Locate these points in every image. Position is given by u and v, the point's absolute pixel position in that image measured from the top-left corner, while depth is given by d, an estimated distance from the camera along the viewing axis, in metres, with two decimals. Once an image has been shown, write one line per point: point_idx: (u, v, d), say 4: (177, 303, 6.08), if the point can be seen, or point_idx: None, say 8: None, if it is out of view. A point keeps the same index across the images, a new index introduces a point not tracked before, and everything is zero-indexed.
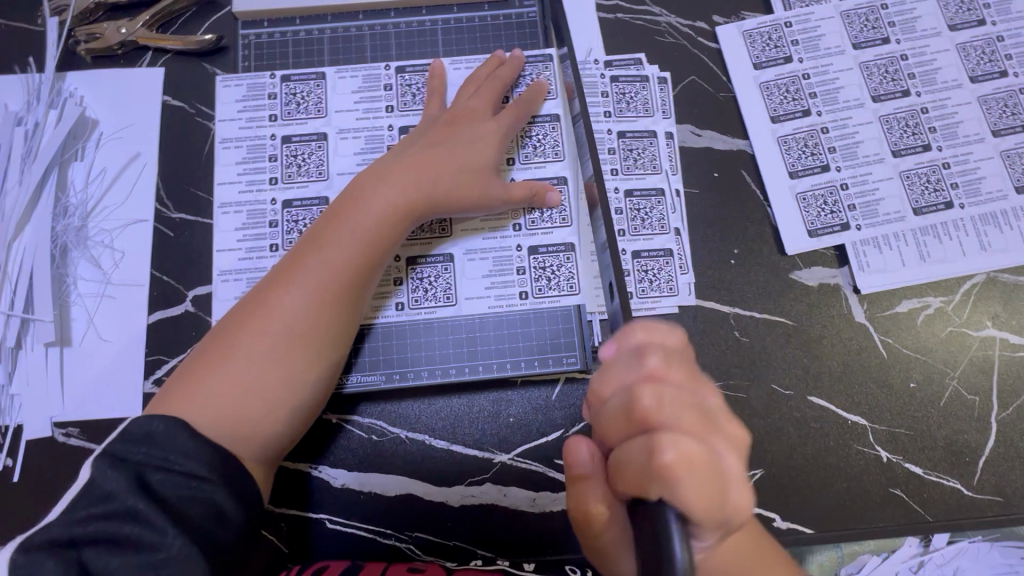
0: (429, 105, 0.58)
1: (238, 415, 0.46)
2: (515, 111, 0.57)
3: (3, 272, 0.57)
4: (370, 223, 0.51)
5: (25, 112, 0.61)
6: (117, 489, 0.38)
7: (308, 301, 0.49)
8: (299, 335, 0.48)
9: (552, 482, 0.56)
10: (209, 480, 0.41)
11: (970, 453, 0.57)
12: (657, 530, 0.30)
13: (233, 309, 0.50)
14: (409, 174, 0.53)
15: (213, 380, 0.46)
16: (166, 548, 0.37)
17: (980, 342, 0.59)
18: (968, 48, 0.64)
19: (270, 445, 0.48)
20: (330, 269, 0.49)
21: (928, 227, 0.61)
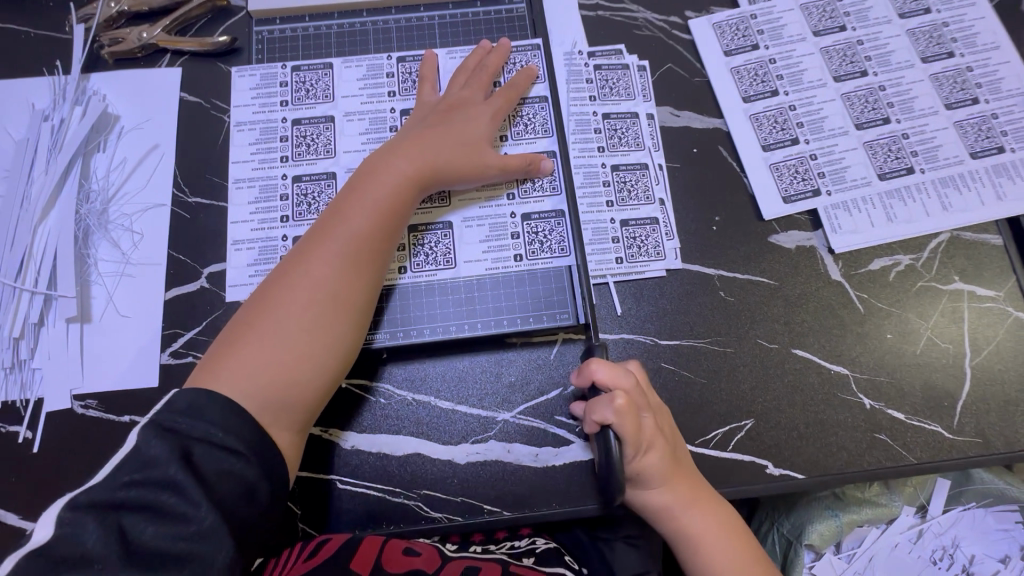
0: (423, 86, 0.63)
1: (270, 381, 0.48)
2: (506, 93, 0.63)
3: (28, 252, 0.61)
4: (385, 194, 0.55)
5: (51, 110, 0.66)
6: (158, 457, 0.42)
7: (331, 270, 0.52)
8: (323, 301, 0.51)
9: (554, 438, 0.59)
10: (243, 456, 0.44)
11: (948, 397, 0.61)
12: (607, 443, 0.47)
13: (261, 287, 0.53)
14: (414, 151, 0.57)
15: (249, 350, 0.49)
16: (198, 521, 0.41)
17: (950, 295, 0.64)
18: (918, 33, 0.71)
19: (295, 413, 0.50)
20: (348, 239, 0.53)
21: (893, 191, 0.66)
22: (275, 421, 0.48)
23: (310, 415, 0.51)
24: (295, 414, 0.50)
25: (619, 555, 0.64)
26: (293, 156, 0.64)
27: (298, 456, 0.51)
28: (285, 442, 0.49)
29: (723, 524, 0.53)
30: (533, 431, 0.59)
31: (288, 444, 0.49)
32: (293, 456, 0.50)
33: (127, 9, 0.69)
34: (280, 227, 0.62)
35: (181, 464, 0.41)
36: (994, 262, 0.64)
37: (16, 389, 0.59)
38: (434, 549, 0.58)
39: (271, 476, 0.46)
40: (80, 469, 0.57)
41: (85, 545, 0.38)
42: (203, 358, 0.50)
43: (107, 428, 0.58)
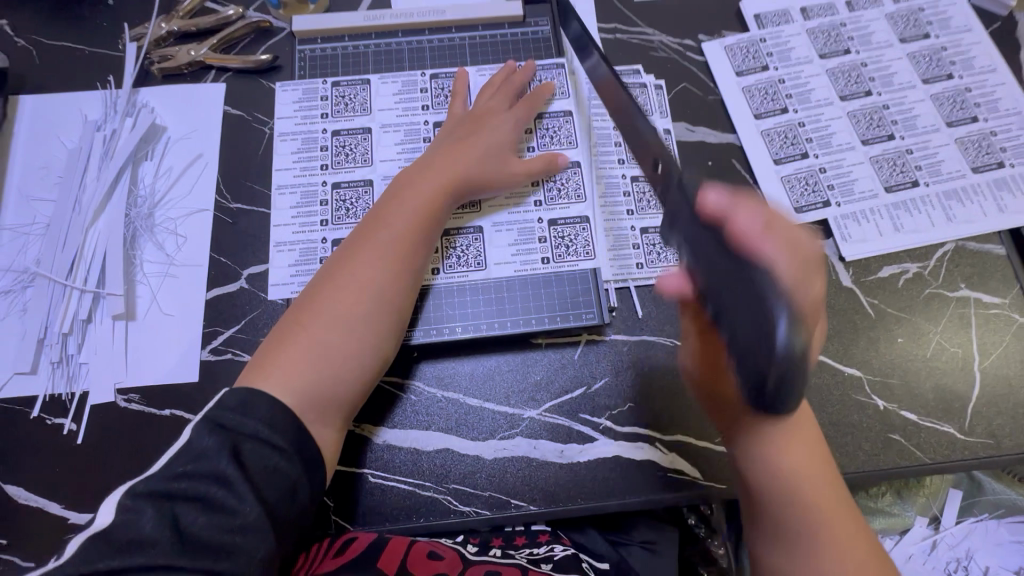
0: (455, 101, 0.68)
1: (317, 378, 0.51)
2: (528, 105, 0.68)
3: (80, 253, 0.64)
4: (424, 200, 0.59)
5: (104, 121, 0.70)
6: (210, 449, 0.43)
7: (375, 269, 0.55)
8: (367, 300, 0.54)
9: (580, 435, 0.61)
10: (286, 454, 0.45)
11: (959, 400, 0.63)
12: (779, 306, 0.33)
13: (305, 291, 0.56)
14: (448, 162, 0.62)
15: (298, 349, 0.51)
16: (243, 514, 0.42)
17: (957, 301, 0.66)
18: (918, 56, 0.75)
19: (336, 405, 0.52)
20: (390, 241, 0.57)
21: (899, 203, 0.69)
22: (317, 415, 0.50)
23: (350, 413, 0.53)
24: (338, 411, 0.52)
25: (640, 560, 0.67)
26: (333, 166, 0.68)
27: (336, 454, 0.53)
28: (325, 436, 0.51)
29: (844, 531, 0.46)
30: (560, 428, 0.61)
31: (331, 441, 0.51)
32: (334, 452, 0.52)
33: (176, 29, 0.74)
34: (319, 231, 0.66)
35: (229, 458, 0.43)
36: (999, 271, 0.67)
37: (63, 382, 0.61)
38: (457, 554, 0.58)
39: (311, 474, 0.47)
40: (121, 461, 0.59)
41: (142, 530, 0.40)
42: (250, 361, 0.52)
43: (149, 421, 0.60)
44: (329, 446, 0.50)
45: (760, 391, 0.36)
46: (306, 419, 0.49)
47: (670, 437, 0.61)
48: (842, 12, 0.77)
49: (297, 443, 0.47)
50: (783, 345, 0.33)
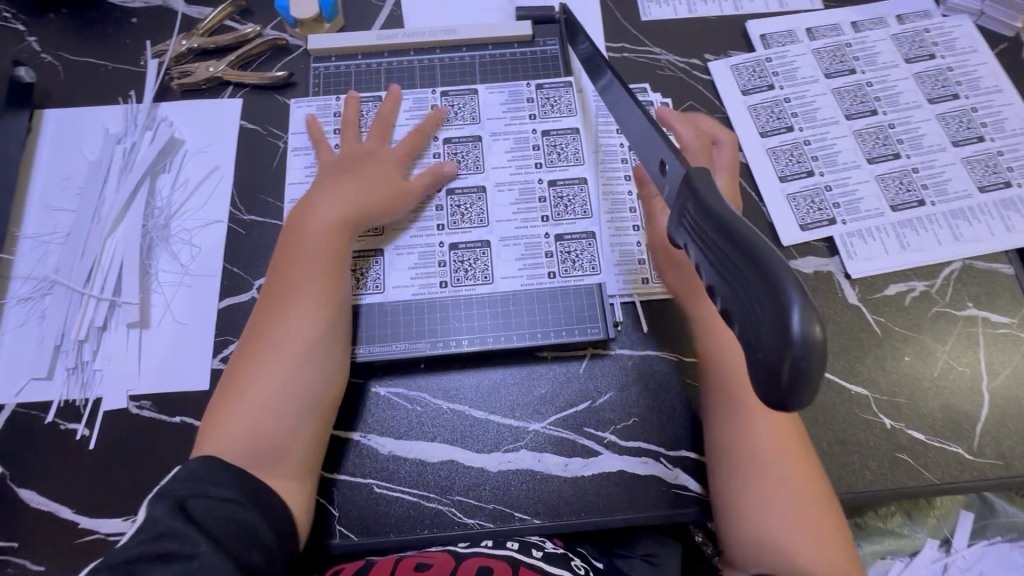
0: (346, 133, 0.69)
1: (244, 440, 0.52)
2: (411, 137, 0.69)
3: (98, 262, 0.66)
4: (319, 242, 0.60)
5: (124, 134, 0.72)
6: (158, 514, 0.45)
7: (285, 320, 0.57)
8: (279, 354, 0.55)
9: (584, 449, 0.61)
10: (238, 502, 0.47)
11: (968, 420, 0.62)
12: (785, 299, 0.25)
13: (231, 365, 0.57)
14: (340, 202, 0.62)
15: (221, 420, 0.53)
16: (199, 558, 0.42)
17: (965, 320, 0.66)
18: (924, 76, 0.76)
19: (284, 453, 0.53)
20: (295, 289, 0.58)
21: (905, 221, 0.69)
22: (264, 466, 0.51)
23: (301, 463, 0.54)
24: (281, 464, 0.52)
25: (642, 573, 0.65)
26: None
27: (310, 500, 0.54)
28: (283, 482, 0.52)
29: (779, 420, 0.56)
30: (564, 442, 0.61)
31: (286, 489, 0.52)
32: (297, 499, 0.52)
33: (196, 46, 0.76)
34: None
35: (177, 514, 0.44)
36: (1007, 291, 0.67)
37: (77, 388, 0.62)
38: (447, 555, 0.56)
39: (271, 519, 0.49)
40: (132, 466, 0.60)
41: None
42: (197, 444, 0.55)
43: (160, 429, 0.61)
44: (285, 495, 0.51)
45: (773, 392, 0.25)
46: (257, 473, 0.51)
47: (675, 452, 0.61)
48: (847, 33, 0.78)
49: (253, 494, 0.49)
50: (799, 336, 0.24)
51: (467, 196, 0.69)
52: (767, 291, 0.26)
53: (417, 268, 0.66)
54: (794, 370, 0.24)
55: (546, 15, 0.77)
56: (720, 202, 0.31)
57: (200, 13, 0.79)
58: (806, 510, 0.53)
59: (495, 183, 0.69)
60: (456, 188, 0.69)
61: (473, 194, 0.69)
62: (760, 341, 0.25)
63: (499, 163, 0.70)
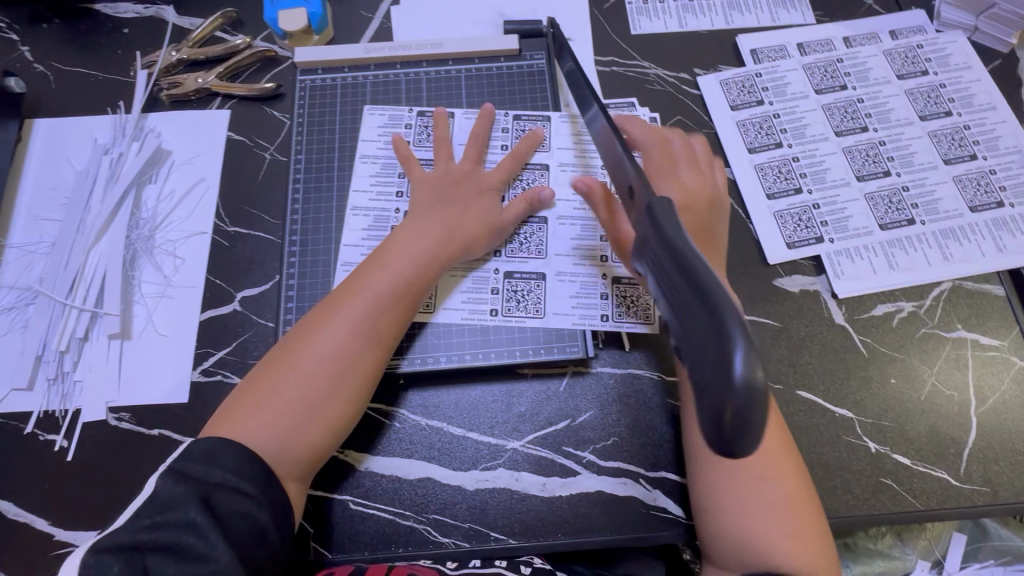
0: (439, 150, 0.68)
1: (288, 438, 0.51)
2: (513, 160, 0.68)
3: (81, 273, 0.66)
4: (415, 259, 0.59)
5: (112, 144, 0.73)
6: (177, 500, 0.44)
7: (359, 333, 0.55)
8: (350, 365, 0.54)
9: (561, 468, 0.60)
10: (255, 499, 0.47)
11: (955, 445, 0.61)
12: (728, 343, 0.26)
13: (282, 343, 0.55)
14: (440, 226, 0.61)
15: (267, 407, 0.51)
16: (215, 560, 0.43)
17: (953, 342, 0.65)
18: (916, 93, 0.75)
19: (309, 462, 0.52)
20: (378, 306, 0.56)
21: (895, 240, 0.68)
22: (288, 470, 0.51)
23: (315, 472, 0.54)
24: (306, 471, 0.52)
25: None
26: (324, 195, 0.70)
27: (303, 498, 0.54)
28: (296, 490, 0.52)
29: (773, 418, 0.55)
30: (542, 462, 0.61)
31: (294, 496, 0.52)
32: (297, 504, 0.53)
33: (186, 57, 0.77)
34: (311, 258, 0.67)
35: (199, 506, 0.44)
36: (998, 312, 0.66)
37: (57, 399, 0.63)
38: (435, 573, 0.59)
39: (280, 521, 0.48)
40: (109, 477, 0.60)
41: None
42: (219, 411, 0.52)
43: (137, 441, 0.61)
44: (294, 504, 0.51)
45: (714, 433, 0.27)
46: (280, 475, 0.50)
47: (654, 473, 0.60)
48: (838, 48, 0.78)
49: (268, 492, 0.48)
50: (740, 382, 0.25)
51: (530, 225, 0.68)
52: (715, 335, 0.27)
53: (469, 293, 0.65)
54: (736, 414, 0.25)
55: (534, 29, 0.77)
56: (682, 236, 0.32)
57: (191, 24, 0.80)
58: (792, 508, 0.52)
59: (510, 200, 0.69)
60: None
61: (535, 224, 0.68)
62: (705, 379, 0.27)
63: (565, 195, 0.69)
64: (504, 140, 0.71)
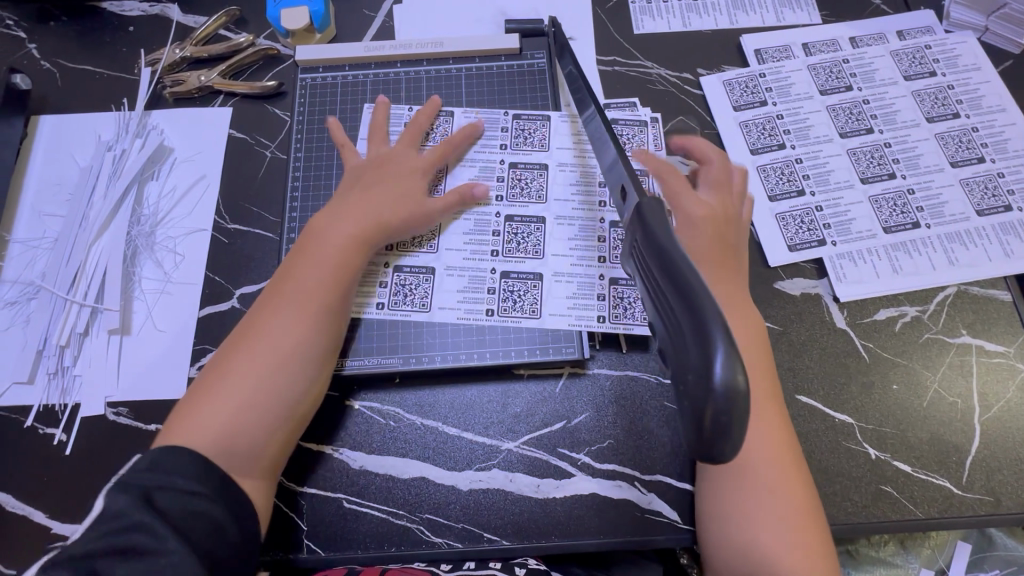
0: (375, 135, 0.68)
1: (224, 433, 0.50)
2: (442, 149, 0.67)
3: (81, 268, 0.67)
4: (335, 246, 0.59)
5: (115, 141, 0.73)
6: (121, 506, 0.45)
7: (285, 322, 0.55)
8: (277, 354, 0.54)
9: (555, 470, 0.60)
10: (203, 495, 0.47)
11: (957, 452, 0.60)
12: (708, 348, 0.29)
13: (218, 350, 0.56)
14: (361, 212, 0.61)
15: (200, 409, 0.51)
16: (169, 553, 0.43)
17: (957, 348, 0.64)
18: (923, 94, 0.74)
19: (261, 455, 0.52)
20: (300, 292, 0.56)
21: (899, 244, 0.67)
22: (238, 465, 0.50)
23: (270, 468, 0.53)
24: (256, 464, 0.52)
25: None
26: (321, 194, 0.70)
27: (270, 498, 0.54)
28: (255, 485, 0.52)
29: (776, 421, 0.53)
30: (537, 463, 0.60)
31: (251, 492, 0.51)
32: (261, 500, 0.52)
33: (189, 55, 0.77)
34: None
35: (144, 509, 0.44)
36: (1004, 318, 0.65)
37: (56, 394, 0.63)
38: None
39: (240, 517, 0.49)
40: (107, 471, 0.61)
41: None
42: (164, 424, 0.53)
43: (134, 436, 0.61)
44: (250, 500, 0.51)
45: (696, 433, 0.30)
46: (229, 471, 0.50)
47: (649, 477, 0.60)
48: (844, 48, 0.77)
49: (220, 486, 0.48)
50: (720, 384, 0.28)
51: (526, 224, 0.68)
52: (699, 341, 0.29)
53: (464, 292, 0.65)
54: (717, 414, 0.28)
55: (535, 29, 0.77)
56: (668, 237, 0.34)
57: (195, 22, 0.80)
58: (798, 530, 0.49)
59: (505, 201, 0.68)
60: (516, 214, 0.68)
61: (533, 223, 0.68)
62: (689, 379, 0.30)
63: (563, 195, 0.69)
64: (502, 139, 0.71)
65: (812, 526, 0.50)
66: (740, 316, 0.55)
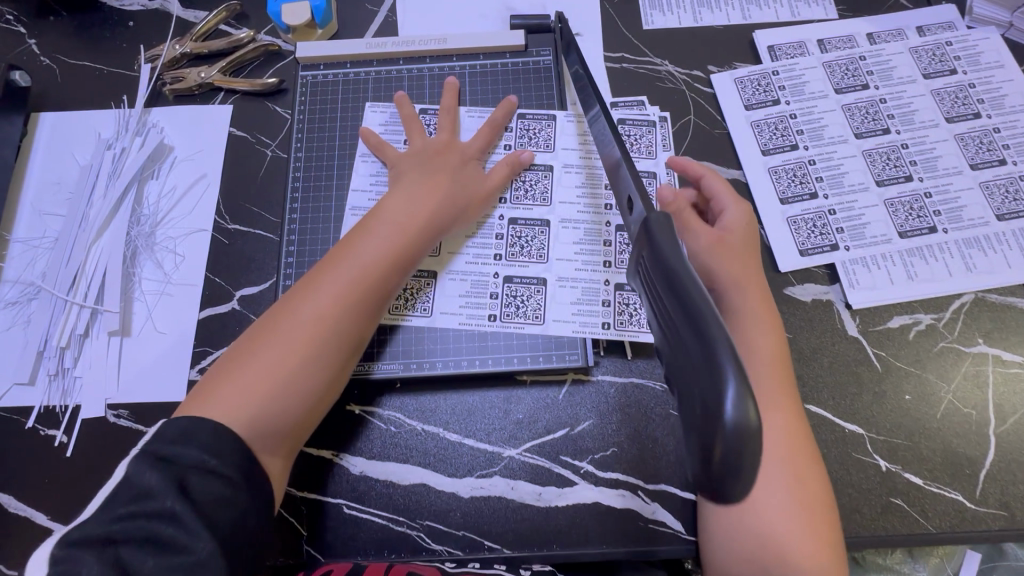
0: (411, 127, 0.67)
1: (261, 408, 0.49)
2: (486, 130, 0.67)
3: (81, 269, 0.66)
4: (399, 226, 0.58)
5: (115, 139, 0.72)
6: (153, 488, 0.43)
7: (339, 300, 0.54)
8: (327, 332, 0.53)
9: (558, 478, 0.59)
10: (226, 478, 0.45)
11: (971, 465, 0.58)
12: (717, 382, 0.27)
13: (265, 314, 0.55)
14: (420, 195, 0.60)
15: (242, 377, 0.50)
16: (196, 551, 0.41)
17: (973, 358, 0.62)
18: (943, 93, 0.71)
19: (284, 438, 0.51)
20: (350, 277, 0.55)
21: (914, 249, 0.65)
22: (264, 447, 0.50)
23: (290, 447, 0.52)
24: (281, 444, 0.51)
25: None
26: (322, 195, 0.69)
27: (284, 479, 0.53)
28: (276, 465, 0.51)
29: (792, 411, 0.52)
30: (538, 470, 0.59)
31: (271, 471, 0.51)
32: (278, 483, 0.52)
33: (189, 51, 0.76)
34: (309, 258, 0.66)
35: (177, 495, 0.43)
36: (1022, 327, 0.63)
37: (57, 395, 0.63)
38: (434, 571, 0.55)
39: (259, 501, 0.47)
40: (108, 473, 0.60)
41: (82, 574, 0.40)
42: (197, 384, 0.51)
43: (134, 439, 0.61)
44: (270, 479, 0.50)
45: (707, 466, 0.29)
46: (256, 448, 0.49)
47: (653, 486, 0.59)
48: (861, 45, 0.74)
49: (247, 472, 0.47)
50: (731, 421, 0.27)
51: (530, 227, 0.66)
52: (714, 382, 0.28)
53: (467, 296, 0.64)
54: (725, 449, 0.27)
55: (541, 24, 0.75)
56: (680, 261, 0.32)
57: (195, 17, 0.79)
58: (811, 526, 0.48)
59: (509, 204, 0.67)
60: (519, 217, 0.67)
61: (536, 227, 0.66)
62: (708, 409, 0.28)
63: (568, 198, 0.67)
64: (507, 140, 0.69)
65: (823, 518, 0.49)
66: (766, 309, 0.55)
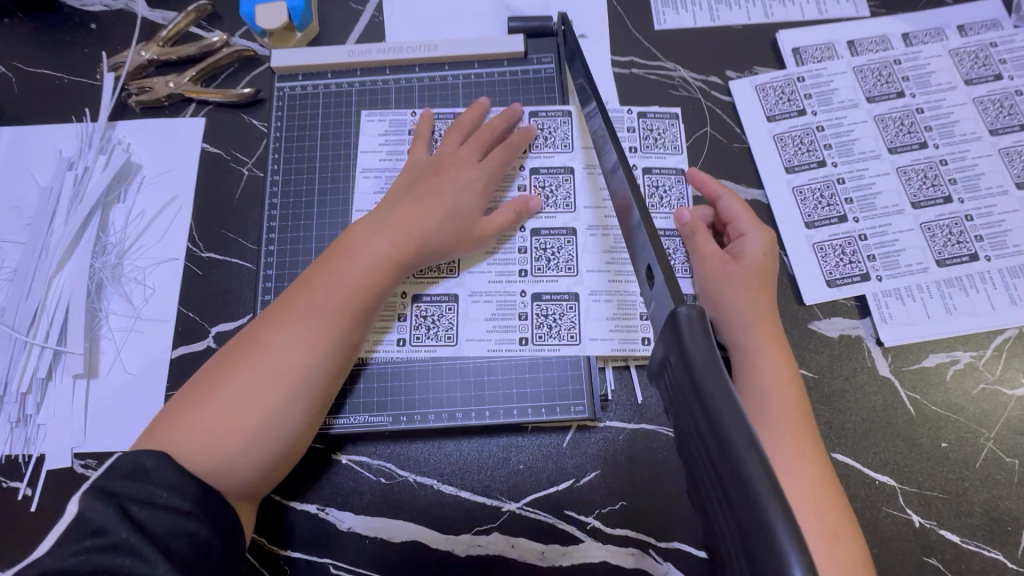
0: (450, 136, 0.61)
1: (222, 443, 0.43)
2: (501, 152, 0.60)
3: (42, 305, 0.61)
4: (382, 242, 0.53)
5: (76, 157, 0.66)
6: (106, 525, 0.37)
7: (313, 322, 0.48)
8: (299, 357, 0.47)
9: (562, 534, 0.54)
10: (193, 516, 0.40)
11: (1012, 521, 0.54)
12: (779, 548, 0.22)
13: (234, 339, 0.49)
14: (411, 211, 0.55)
15: (204, 409, 0.44)
16: None
17: (1017, 401, 0.57)
18: (986, 102, 0.64)
19: (252, 485, 0.46)
20: (319, 307, 0.49)
21: (953, 279, 0.59)
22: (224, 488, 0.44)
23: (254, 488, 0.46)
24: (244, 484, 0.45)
25: None
26: (303, 221, 0.63)
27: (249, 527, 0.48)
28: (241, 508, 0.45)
29: (801, 442, 0.47)
30: (541, 527, 0.55)
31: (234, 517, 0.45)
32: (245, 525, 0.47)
33: (156, 57, 0.69)
34: None
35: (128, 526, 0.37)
36: None
37: (20, 443, 0.58)
38: None
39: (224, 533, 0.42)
40: None
41: None
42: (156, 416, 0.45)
43: None
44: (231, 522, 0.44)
45: None
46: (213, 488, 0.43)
47: (666, 544, 0.54)
48: (895, 46, 0.67)
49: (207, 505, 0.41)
50: None
51: (554, 238, 0.61)
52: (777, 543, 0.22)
53: (494, 317, 0.59)
54: None
55: (543, 27, 0.68)
56: (726, 400, 0.27)
57: (163, 18, 0.72)
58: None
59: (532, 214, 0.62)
60: (542, 228, 0.61)
61: (562, 236, 0.61)
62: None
63: (592, 203, 0.62)
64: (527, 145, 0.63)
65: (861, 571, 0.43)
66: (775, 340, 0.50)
